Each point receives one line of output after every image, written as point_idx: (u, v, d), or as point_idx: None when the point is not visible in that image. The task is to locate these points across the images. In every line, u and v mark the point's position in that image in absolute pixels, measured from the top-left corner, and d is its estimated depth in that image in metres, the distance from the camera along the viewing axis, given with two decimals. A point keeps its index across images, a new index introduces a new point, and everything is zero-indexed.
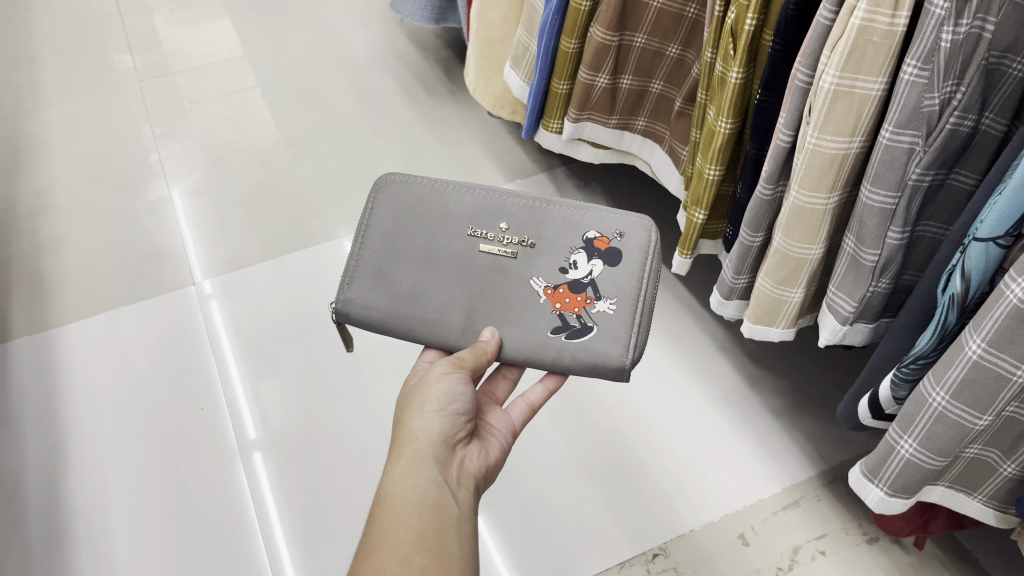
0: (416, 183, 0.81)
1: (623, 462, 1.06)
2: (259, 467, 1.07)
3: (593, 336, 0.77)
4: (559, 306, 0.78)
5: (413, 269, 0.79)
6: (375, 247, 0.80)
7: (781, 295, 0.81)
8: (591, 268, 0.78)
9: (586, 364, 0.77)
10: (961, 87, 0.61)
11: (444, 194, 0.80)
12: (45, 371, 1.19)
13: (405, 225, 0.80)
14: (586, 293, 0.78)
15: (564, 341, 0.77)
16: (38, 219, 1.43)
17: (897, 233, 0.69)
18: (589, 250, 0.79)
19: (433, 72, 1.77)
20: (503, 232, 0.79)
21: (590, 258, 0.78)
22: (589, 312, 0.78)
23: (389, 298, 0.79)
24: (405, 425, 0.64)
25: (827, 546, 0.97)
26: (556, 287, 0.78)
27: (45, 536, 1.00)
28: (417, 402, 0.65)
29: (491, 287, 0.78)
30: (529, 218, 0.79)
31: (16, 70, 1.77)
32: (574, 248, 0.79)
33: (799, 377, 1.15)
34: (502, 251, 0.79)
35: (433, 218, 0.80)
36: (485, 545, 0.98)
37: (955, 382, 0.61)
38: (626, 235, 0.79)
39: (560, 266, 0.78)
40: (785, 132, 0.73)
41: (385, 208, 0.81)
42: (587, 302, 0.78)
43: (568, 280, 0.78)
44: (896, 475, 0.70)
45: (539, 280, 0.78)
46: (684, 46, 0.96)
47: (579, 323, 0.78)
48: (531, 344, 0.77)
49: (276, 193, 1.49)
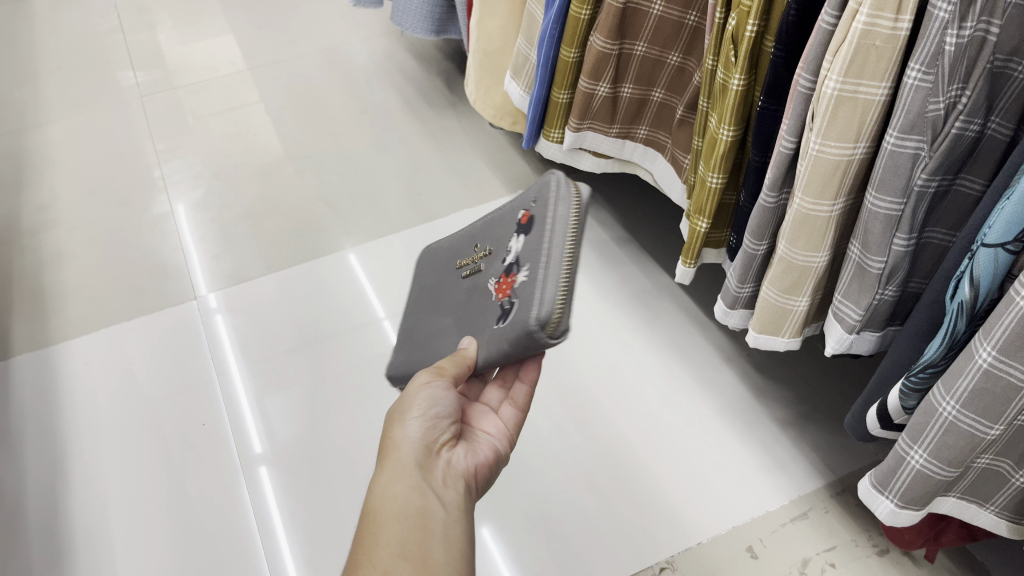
0: (442, 241, 0.83)
1: (628, 474, 1.05)
2: (263, 482, 1.06)
3: (513, 313, 0.64)
4: (499, 293, 0.67)
5: (426, 316, 0.79)
6: (408, 313, 0.84)
7: (786, 305, 0.80)
8: (515, 247, 0.67)
9: (520, 344, 0.63)
10: (966, 90, 0.60)
11: (452, 241, 0.81)
12: (45, 388, 1.18)
13: (425, 283, 0.82)
14: (512, 275, 0.66)
15: (495, 330, 0.66)
16: (40, 234, 1.43)
17: (903, 240, 0.68)
18: (515, 228, 0.68)
19: (434, 84, 1.77)
20: (474, 251, 0.74)
21: (517, 236, 0.67)
22: (514, 289, 0.65)
23: (411, 355, 0.80)
24: (388, 438, 0.62)
25: (836, 558, 0.95)
26: (498, 278, 0.68)
27: (45, 552, 0.99)
28: (398, 414, 0.64)
29: (468, 309, 0.72)
30: (488, 227, 0.74)
31: (19, 86, 1.78)
32: (509, 236, 0.69)
33: (805, 387, 1.14)
34: (472, 266, 0.73)
35: (441, 263, 0.80)
36: (491, 557, 0.97)
37: (966, 391, 0.60)
38: (539, 198, 0.67)
39: (501, 260, 0.69)
40: (787, 139, 0.72)
41: (421, 270, 0.85)
42: (513, 281, 0.66)
43: (506, 268, 0.68)
44: (906, 487, 0.69)
45: (490, 280, 0.69)
46: (685, 54, 0.95)
47: (508, 306, 0.65)
48: (486, 347, 0.66)
49: (278, 207, 1.48)
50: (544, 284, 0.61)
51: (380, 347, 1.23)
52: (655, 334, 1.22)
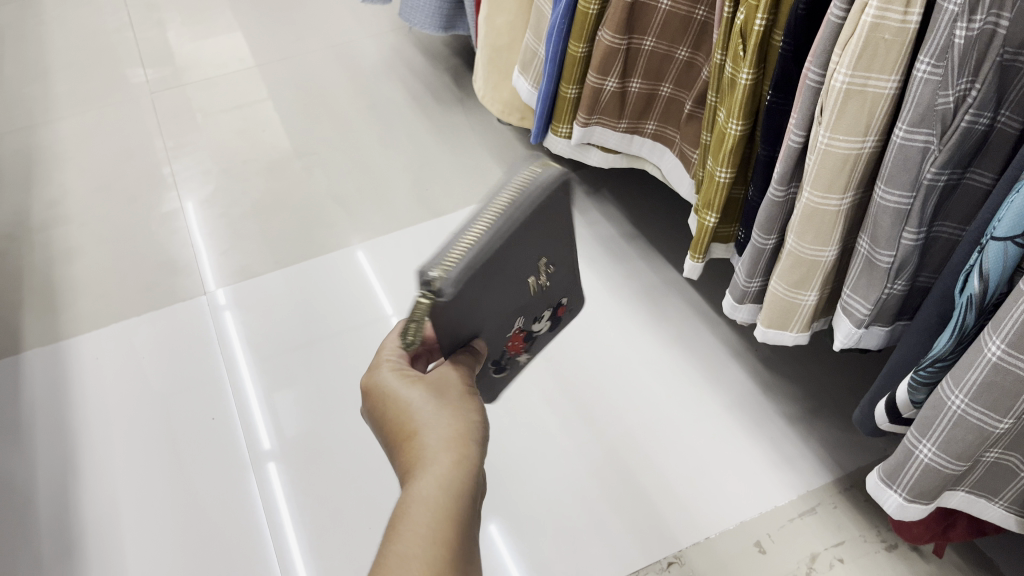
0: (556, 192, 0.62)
1: (635, 470, 1.05)
2: (273, 476, 1.07)
3: (505, 377, 0.76)
4: (509, 344, 0.72)
5: (486, 280, 0.60)
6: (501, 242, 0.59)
7: (795, 299, 0.80)
8: (543, 325, 0.75)
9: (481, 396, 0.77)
10: (976, 84, 0.60)
11: (555, 208, 0.64)
12: (56, 383, 1.19)
13: (529, 221, 0.61)
14: (524, 345, 0.75)
15: (490, 374, 0.73)
16: (50, 231, 1.44)
17: (912, 234, 0.68)
18: (553, 314, 0.75)
19: (442, 80, 1.77)
20: (543, 268, 0.68)
21: (548, 319, 0.75)
22: (515, 357, 0.75)
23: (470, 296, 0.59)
24: (423, 426, 0.53)
25: (845, 553, 0.95)
26: (520, 331, 0.72)
27: (56, 545, 1.00)
28: (439, 405, 0.55)
29: (500, 314, 0.66)
30: (566, 271, 0.71)
31: (28, 84, 1.79)
32: (548, 307, 0.74)
33: (813, 382, 1.14)
34: (533, 286, 0.68)
35: (547, 219, 0.63)
36: (498, 553, 0.97)
37: (975, 384, 0.60)
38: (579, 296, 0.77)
39: (535, 315, 0.72)
40: (796, 132, 0.72)
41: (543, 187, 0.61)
42: (522, 349, 0.75)
43: (529, 329, 0.73)
44: (915, 480, 0.68)
45: (520, 319, 0.70)
46: (693, 49, 0.95)
47: (506, 362, 0.74)
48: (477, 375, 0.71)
49: (287, 203, 1.49)
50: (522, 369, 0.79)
51: None
52: (663, 330, 1.23)
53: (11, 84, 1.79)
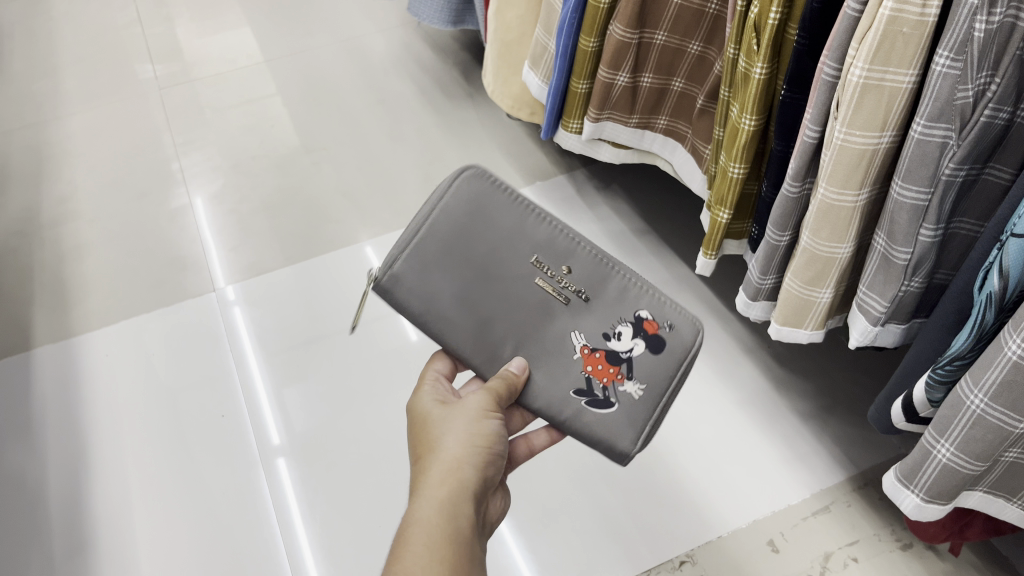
0: (505, 201, 0.72)
1: (647, 469, 1.04)
2: (282, 473, 1.07)
3: (613, 412, 0.74)
4: (591, 369, 0.73)
5: (460, 280, 0.71)
6: (438, 236, 0.71)
7: (810, 296, 0.79)
8: (633, 345, 0.73)
9: (594, 436, 0.74)
10: (995, 78, 0.59)
11: (521, 213, 0.72)
12: (67, 378, 1.19)
13: (474, 225, 0.71)
14: (620, 368, 0.73)
15: (583, 406, 0.74)
16: (60, 227, 1.44)
17: (930, 230, 0.67)
18: (636, 327, 0.73)
19: (451, 75, 1.76)
20: (562, 274, 0.72)
21: (635, 335, 0.73)
22: (616, 387, 0.74)
23: (438, 300, 0.72)
24: (439, 450, 0.63)
25: (859, 552, 0.94)
26: (593, 350, 0.73)
27: (67, 540, 1.00)
28: (453, 432, 0.65)
29: (533, 325, 0.73)
30: (595, 272, 0.73)
31: (38, 79, 1.79)
32: (623, 320, 0.73)
33: (826, 379, 1.13)
34: (553, 293, 0.72)
35: (505, 226, 0.71)
36: (509, 551, 0.97)
37: (995, 384, 0.59)
38: (677, 329, 0.73)
39: (604, 332, 0.73)
40: (811, 128, 0.71)
41: (461, 197, 0.71)
42: (616, 378, 0.73)
43: (608, 347, 0.73)
44: (932, 480, 0.68)
45: (579, 336, 0.73)
46: (705, 42, 0.94)
47: (602, 395, 0.74)
48: (551, 401, 0.74)
49: (296, 198, 1.48)
50: (652, 420, 0.74)
51: (396, 338, 1.23)
52: None
53: (20, 80, 1.79)
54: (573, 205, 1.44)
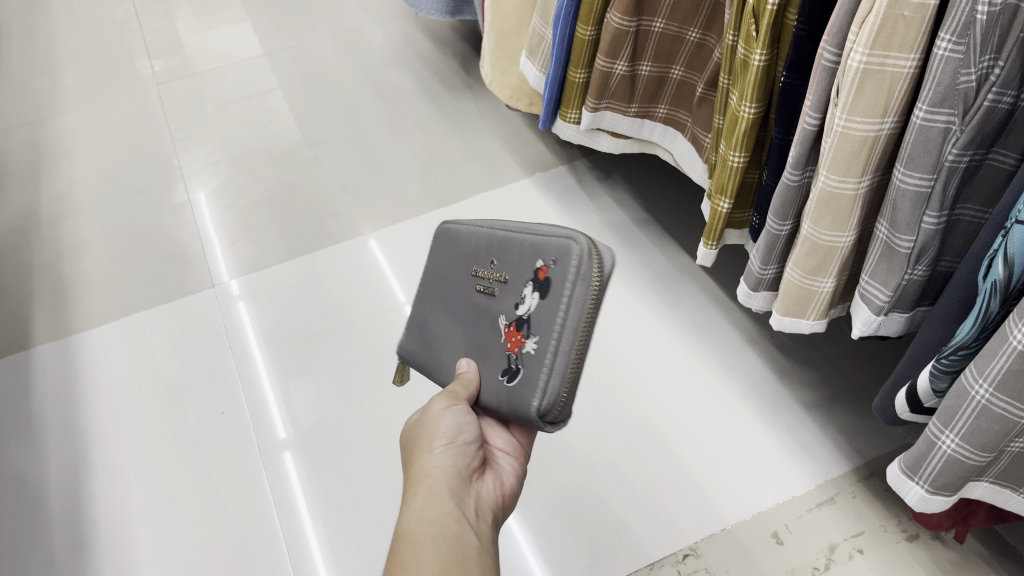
0: (459, 228, 0.78)
1: (652, 461, 1.03)
2: (288, 466, 1.06)
3: (521, 381, 0.67)
4: (508, 346, 0.69)
5: (433, 314, 0.79)
6: (419, 293, 0.82)
7: (812, 286, 0.78)
8: (531, 302, 0.67)
9: (515, 412, 0.67)
10: (999, 60, 0.57)
11: (464, 236, 0.77)
12: (67, 379, 1.18)
13: (437, 270, 0.80)
14: (522, 331, 0.67)
15: (504, 387, 0.68)
16: (60, 224, 1.43)
17: (933, 218, 0.66)
18: (534, 282, 0.67)
19: (450, 66, 1.75)
20: (489, 267, 0.72)
21: (532, 291, 0.67)
22: (523, 353, 0.67)
23: (417, 345, 0.80)
24: (416, 464, 0.63)
25: (864, 544, 0.93)
26: (508, 325, 0.69)
27: (67, 540, 1.00)
28: (425, 440, 0.65)
29: (475, 328, 0.73)
30: (507, 249, 0.71)
31: (35, 77, 1.78)
32: (525, 280, 0.68)
33: (830, 369, 1.12)
34: (483, 288, 0.72)
35: (450, 261, 0.78)
36: (518, 545, 0.96)
37: (999, 373, 0.58)
38: (560, 261, 0.65)
39: (514, 302, 0.68)
40: (811, 115, 0.70)
41: (433, 256, 0.81)
42: (522, 343, 0.67)
43: (517, 317, 0.68)
44: (937, 472, 0.67)
45: (499, 319, 0.70)
46: (704, 30, 0.93)
47: (515, 366, 0.68)
48: (494, 396, 0.69)
49: (294, 192, 1.48)
50: (549, 369, 0.65)
51: (392, 333, 1.21)
52: (677, 318, 1.21)
53: (16, 77, 1.78)
54: (574, 196, 1.43)
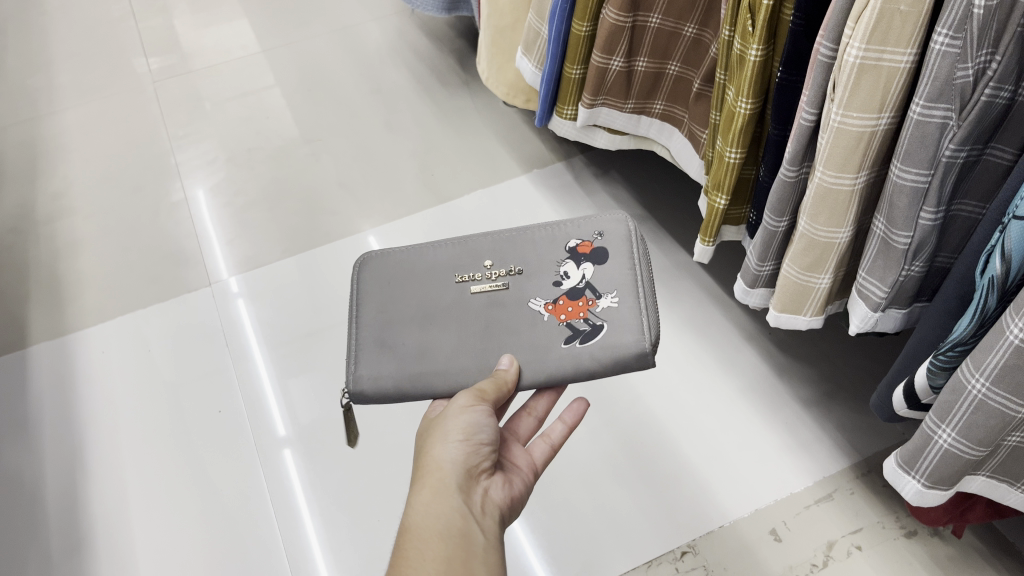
0: (402, 256, 0.84)
1: (650, 457, 1.03)
2: (288, 463, 1.06)
3: (605, 334, 0.76)
4: (564, 317, 0.77)
5: (414, 329, 0.79)
6: (372, 320, 0.80)
7: (808, 282, 0.78)
8: (582, 273, 0.79)
9: (606, 362, 0.75)
10: (997, 55, 0.57)
11: (419, 256, 0.83)
12: (64, 377, 1.18)
13: (394, 293, 0.81)
14: (586, 297, 0.78)
15: (580, 347, 0.76)
16: (56, 223, 1.43)
17: (930, 214, 0.66)
18: (575, 257, 0.80)
19: (447, 62, 1.75)
20: (486, 269, 0.81)
21: (578, 264, 0.80)
22: (593, 313, 0.77)
23: (396, 365, 0.77)
24: (427, 455, 0.63)
25: (863, 541, 0.93)
26: (556, 300, 0.78)
27: (65, 540, 1.00)
28: (440, 432, 0.65)
29: (494, 321, 0.78)
30: (505, 249, 0.82)
31: (31, 75, 1.78)
32: (562, 261, 0.80)
33: (828, 365, 1.12)
34: (493, 285, 0.80)
35: (418, 279, 0.81)
36: (518, 545, 0.96)
37: (996, 367, 0.58)
38: (603, 234, 0.81)
39: (553, 280, 0.79)
40: (808, 110, 0.69)
41: (371, 285, 0.83)
42: (589, 305, 0.77)
43: (565, 290, 0.78)
44: (933, 466, 0.66)
45: (538, 300, 0.78)
46: (700, 25, 0.92)
47: (588, 326, 0.77)
48: (550, 365, 0.75)
49: (291, 190, 1.47)
50: (643, 309, 0.77)
51: None
52: (675, 315, 1.20)
53: (12, 75, 1.78)
54: (571, 192, 1.42)
